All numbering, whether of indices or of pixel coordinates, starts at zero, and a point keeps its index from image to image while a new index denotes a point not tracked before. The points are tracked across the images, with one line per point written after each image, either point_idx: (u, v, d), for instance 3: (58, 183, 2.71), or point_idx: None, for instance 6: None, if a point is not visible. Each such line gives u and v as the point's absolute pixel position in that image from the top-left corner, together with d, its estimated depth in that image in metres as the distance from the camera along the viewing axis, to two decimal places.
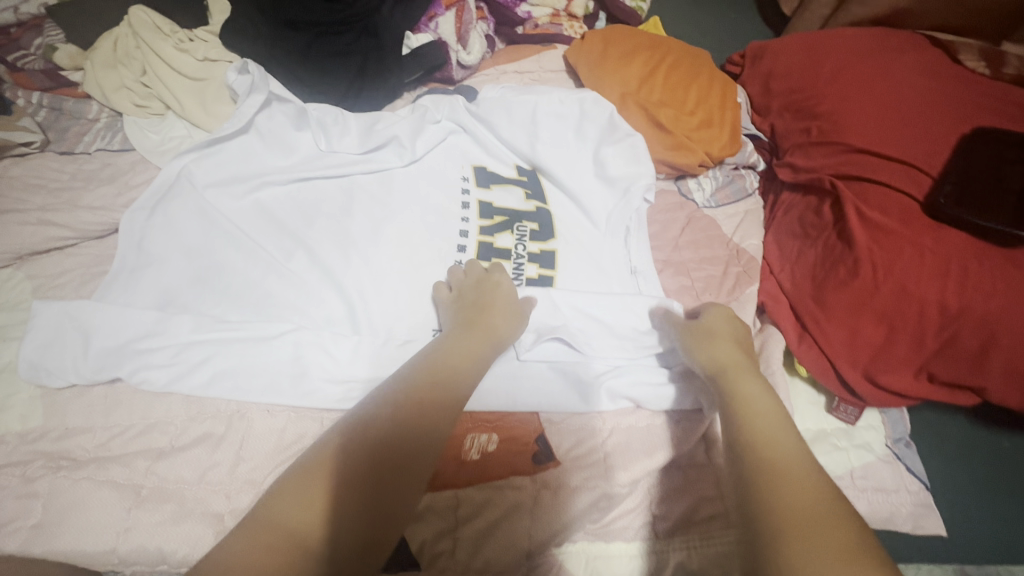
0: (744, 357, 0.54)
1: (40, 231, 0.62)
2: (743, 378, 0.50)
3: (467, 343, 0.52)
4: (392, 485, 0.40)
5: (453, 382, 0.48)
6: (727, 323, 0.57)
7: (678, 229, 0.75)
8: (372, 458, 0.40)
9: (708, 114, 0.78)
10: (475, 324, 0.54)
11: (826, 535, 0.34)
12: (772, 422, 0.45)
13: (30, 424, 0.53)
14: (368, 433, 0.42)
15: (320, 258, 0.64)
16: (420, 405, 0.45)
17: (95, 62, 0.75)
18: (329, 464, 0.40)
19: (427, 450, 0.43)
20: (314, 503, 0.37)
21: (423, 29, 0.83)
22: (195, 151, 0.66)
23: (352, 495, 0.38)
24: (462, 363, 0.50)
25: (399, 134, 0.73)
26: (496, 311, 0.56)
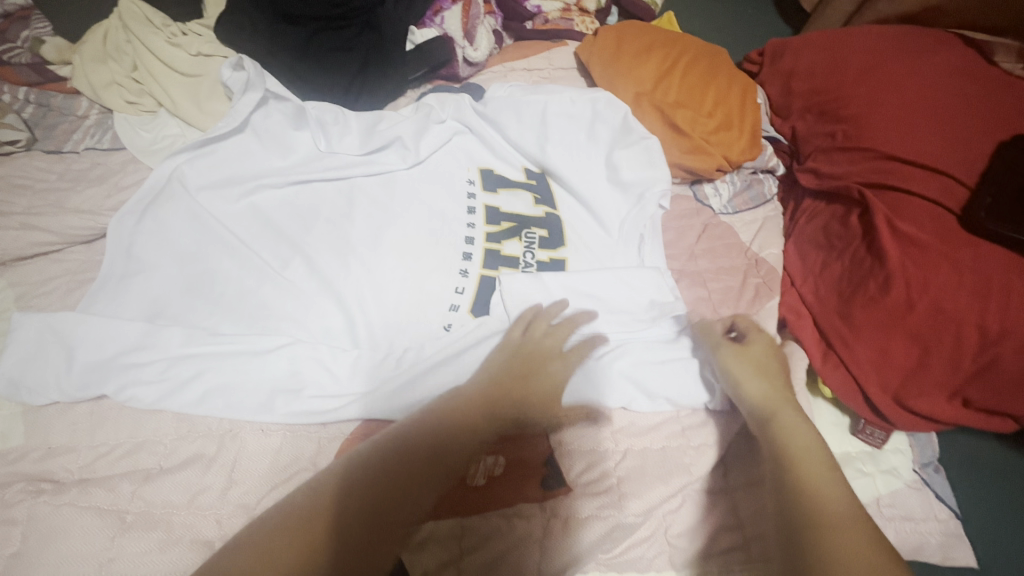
0: (786, 389, 0.53)
1: (24, 236, 0.59)
2: (787, 417, 0.49)
3: (476, 396, 0.49)
4: (377, 534, 0.39)
5: (441, 448, 0.44)
6: (773, 353, 0.56)
7: (694, 237, 0.71)
8: (370, 495, 0.40)
9: (726, 116, 0.74)
10: (500, 396, 0.50)
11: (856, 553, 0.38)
12: (817, 465, 0.45)
13: (10, 443, 0.50)
14: (365, 470, 0.42)
15: (317, 266, 0.61)
16: (418, 442, 0.44)
17: (84, 56, 0.72)
18: (326, 500, 0.40)
19: (433, 478, 0.43)
20: (289, 551, 0.37)
21: (428, 25, 0.79)
22: (189, 152, 0.63)
23: (340, 539, 0.38)
24: (465, 433, 0.46)
25: (402, 135, 0.70)
26: (551, 376, 0.53)
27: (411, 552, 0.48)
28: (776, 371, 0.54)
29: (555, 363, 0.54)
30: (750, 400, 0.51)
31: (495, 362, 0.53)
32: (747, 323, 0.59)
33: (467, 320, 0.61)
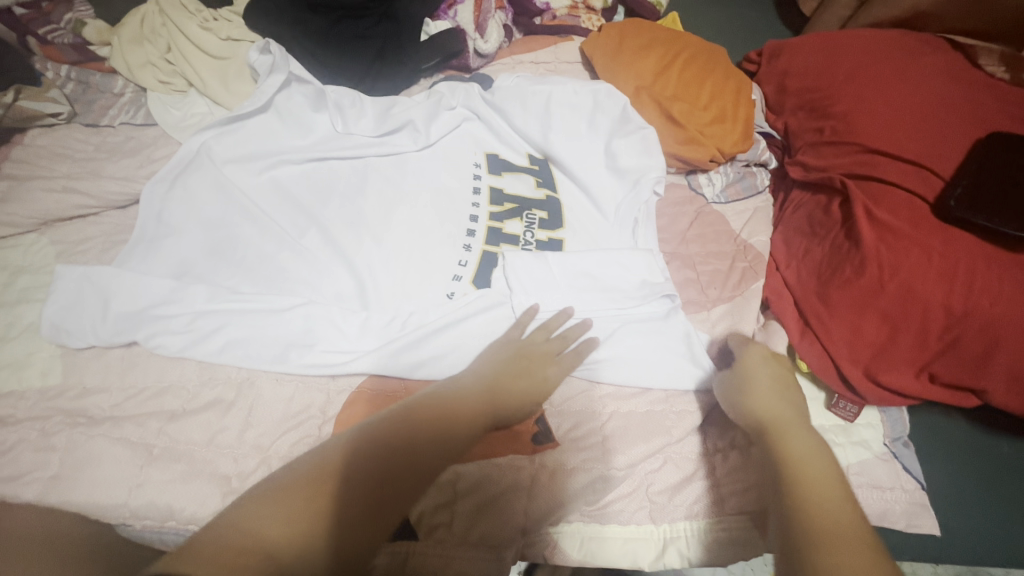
0: (793, 402, 0.53)
1: (65, 199, 0.64)
2: (792, 431, 0.50)
3: (468, 392, 0.51)
4: (375, 500, 0.41)
5: (449, 422, 0.48)
6: (767, 367, 0.57)
7: (686, 223, 0.76)
8: (370, 459, 0.43)
9: (721, 110, 0.78)
10: (490, 392, 0.52)
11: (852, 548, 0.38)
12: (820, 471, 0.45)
13: (50, 381, 0.55)
14: (377, 434, 0.45)
15: (333, 236, 0.66)
16: (424, 409, 0.48)
17: (122, 38, 0.77)
18: (333, 471, 0.42)
19: (440, 450, 0.46)
20: (298, 516, 0.38)
21: (443, 17, 0.84)
22: (215, 129, 0.69)
23: (350, 498, 0.40)
24: (458, 421, 0.48)
25: (414, 119, 0.75)
26: (534, 385, 0.54)
27: None
28: (775, 383, 0.55)
29: (550, 367, 0.56)
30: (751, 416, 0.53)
31: (490, 368, 0.54)
32: (742, 339, 0.61)
33: (468, 289, 0.65)
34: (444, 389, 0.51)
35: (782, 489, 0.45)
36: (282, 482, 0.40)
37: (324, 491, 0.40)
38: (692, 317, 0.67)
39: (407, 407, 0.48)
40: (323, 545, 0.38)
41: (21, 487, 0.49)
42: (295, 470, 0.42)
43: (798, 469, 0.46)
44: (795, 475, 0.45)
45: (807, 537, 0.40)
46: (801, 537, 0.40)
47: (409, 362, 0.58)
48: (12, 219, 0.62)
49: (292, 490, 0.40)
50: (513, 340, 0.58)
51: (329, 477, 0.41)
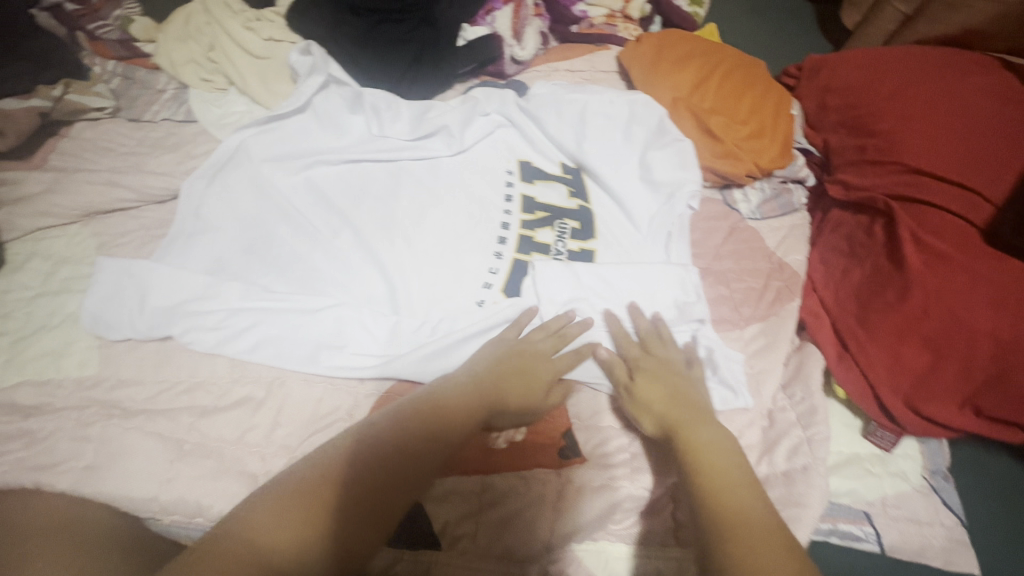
0: (683, 403, 0.53)
1: (107, 192, 0.65)
2: (688, 433, 0.50)
3: (465, 385, 0.50)
4: (367, 499, 0.40)
5: (444, 419, 0.47)
6: (645, 376, 0.56)
7: (720, 238, 0.74)
8: (369, 462, 0.42)
9: (760, 124, 0.76)
10: (482, 387, 0.51)
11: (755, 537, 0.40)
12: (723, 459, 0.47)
13: (86, 371, 0.55)
14: (373, 438, 0.44)
15: (366, 238, 0.66)
16: (419, 408, 0.47)
17: (168, 36, 0.79)
18: (329, 476, 0.40)
19: (435, 449, 0.45)
20: (284, 525, 0.37)
21: (480, 23, 0.83)
22: (255, 128, 0.70)
23: (350, 501, 0.40)
24: (451, 418, 0.47)
25: (449, 124, 0.76)
26: (533, 384, 0.54)
27: (435, 502, 0.53)
28: (666, 389, 0.55)
29: (546, 364, 0.56)
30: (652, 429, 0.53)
31: (486, 368, 0.53)
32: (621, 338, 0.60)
33: (499, 298, 0.65)
34: (442, 387, 0.50)
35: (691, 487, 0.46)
36: (278, 486, 0.40)
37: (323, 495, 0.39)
38: (724, 335, 0.65)
39: (401, 406, 0.47)
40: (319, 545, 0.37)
41: (55, 477, 0.49)
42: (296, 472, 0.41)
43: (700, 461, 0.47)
44: (700, 470, 0.46)
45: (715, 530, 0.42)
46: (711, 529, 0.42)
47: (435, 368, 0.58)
48: (56, 210, 0.63)
49: (290, 492, 0.39)
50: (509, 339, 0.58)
51: (325, 479, 0.40)
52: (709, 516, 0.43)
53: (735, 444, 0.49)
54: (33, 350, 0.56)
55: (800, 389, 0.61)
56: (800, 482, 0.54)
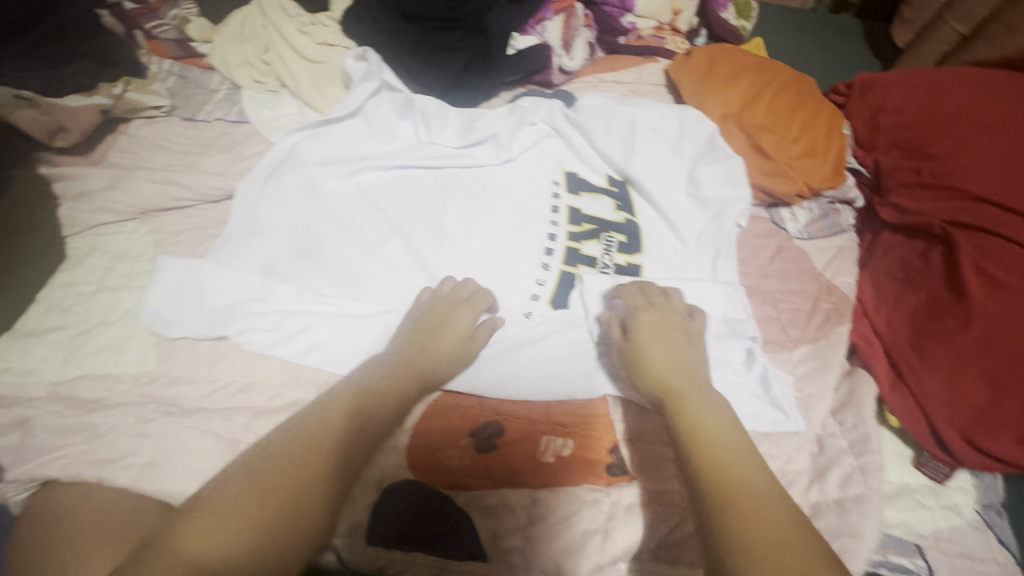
0: (679, 365, 0.54)
1: (166, 190, 0.66)
2: (679, 399, 0.51)
3: (387, 361, 0.54)
4: (296, 491, 0.41)
5: (370, 407, 0.49)
6: (649, 337, 0.57)
7: (767, 257, 0.74)
8: (301, 462, 0.42)
9: (812, 143, 0.75)
10: (404, 366, 0.54)
11: (765, 505, 0.40)
12: (719, 431, 0.47)
13: (144, 367, 0.56)
14: (297, 426, 0.45)
15: (415, 246, 0.67)
16: (337, 392, 0.49)
17: (224, 37, 0.80)
18: (256, 481, 0.40)
19: (360, 424, 0.47)
20: (209, 526, 0.37)
21: (530, 32, 0.83)
22: (307, 131, 0.71)
23: (268, 491, 0.40)
24: (372, 400, 0.50)
25: (497, 134, 0.76)
26: (446, 340, 0.57)
27: (484, 515, 0.53)
28: (667, 344, 0.56)
29: (459, 315, 0.59)
30: (652, 394, 0.53)
31: (406, 344, 0.56)
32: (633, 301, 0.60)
33: (546, 310, 0.65)
34: (363, 375, 0.52)
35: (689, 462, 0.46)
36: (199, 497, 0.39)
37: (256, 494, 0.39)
38: (772, 357, 0.65)
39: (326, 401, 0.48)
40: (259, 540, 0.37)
41: (114, 472, 0.50)
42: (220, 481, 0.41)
43: (699, 430, 0.47)
44: (699, 438, 0.46)
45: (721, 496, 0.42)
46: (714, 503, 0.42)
47: (488, 374, 0.60)
48: (116, 206, 0.65)
49: (217, 498, 0.39)
50: (424, 300, 0.61)
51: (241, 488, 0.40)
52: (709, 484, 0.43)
53: (729, 409, 0.50)
54: (93, 345, 0.57)
55: (852, 416, 0.60)
56: (854, 511, 0.54)
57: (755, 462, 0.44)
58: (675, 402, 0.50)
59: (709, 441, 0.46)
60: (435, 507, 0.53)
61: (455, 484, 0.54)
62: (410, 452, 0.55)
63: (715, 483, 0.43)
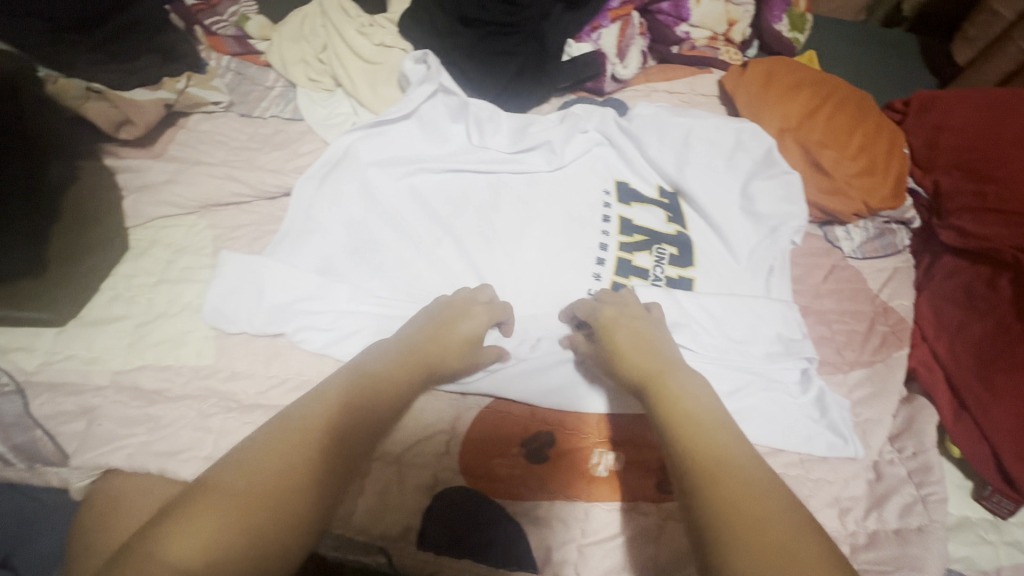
0: (650, 349, 0.52)
1: (226, 186, 0.67)
2: (656, 386, 0.48)
3: (390, 352, 0.51)
4: (281, 500, 0.38)
5: (367, 401, 0.47)
6: (620, 327, 0.54)
7: (821, 276, 0.72)
8: (290, 465, 0.40)
9: (872, 160, 0.74)
10: (408, 355, 0.51)
11: (747, 493, 0.38)
12: (700, 417, 0.44)
13: (203, 360, 0.57)
14: (282, 421, 0.43)
15: (467, 250, 0.67)
16: (331, 385, 0.47)
17: (283, 35, 0.81)
18: (241, 490, 0.38)
19: (354, 421, 0.45)
20: (191, 532, 0.35)
21: (585, 39, 0.83)
22: (362, 131, 0.71)
23: (262, 494, 0.38)
24: (368, 391, 0.47)
25: (551, 140, 0.75)
26: (456, 339, 0.54)
27: (536, 528, 0.52)
28: (635, 335, 0.53)
29: (470, 318, 0.56)
30: (631, 384, 0.50)
31: (409, 335, 0.53)
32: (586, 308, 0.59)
33: None
34: (355, 366, 0.49)
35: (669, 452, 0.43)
36: (177, 508, 0.37)
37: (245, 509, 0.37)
38: (826, 378, 0.63)
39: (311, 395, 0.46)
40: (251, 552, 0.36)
41: (178, 464, 0.50)
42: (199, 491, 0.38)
43: (677, 414, 0.45)
44: (677, 422, 0.44)
45: (701, 485, 0.39)
46: (693, 495, 0.39)
47: (537, 383, 0.58)
48: (178, 200, 0.66)
49: (198, 508, 0.36)
50: (441, 299, 0.58)
51: (224, 497, 0.37)
52: (689, 472, 0.40)
53: (711, 391, 0.47)
54: (155, 336, 0.58)
55: (912, 444, 0.59)
56: (914, 543, 0.53)
57: (737, 447, 0.42)
58: (653, 388, 0.48)
59: (687, 425, 0.43)
60: (482, 514, 0.52)
61: (505, 494, 0.53)
62: (462, 459, 0.55)
63: (700, 469, 0.40)
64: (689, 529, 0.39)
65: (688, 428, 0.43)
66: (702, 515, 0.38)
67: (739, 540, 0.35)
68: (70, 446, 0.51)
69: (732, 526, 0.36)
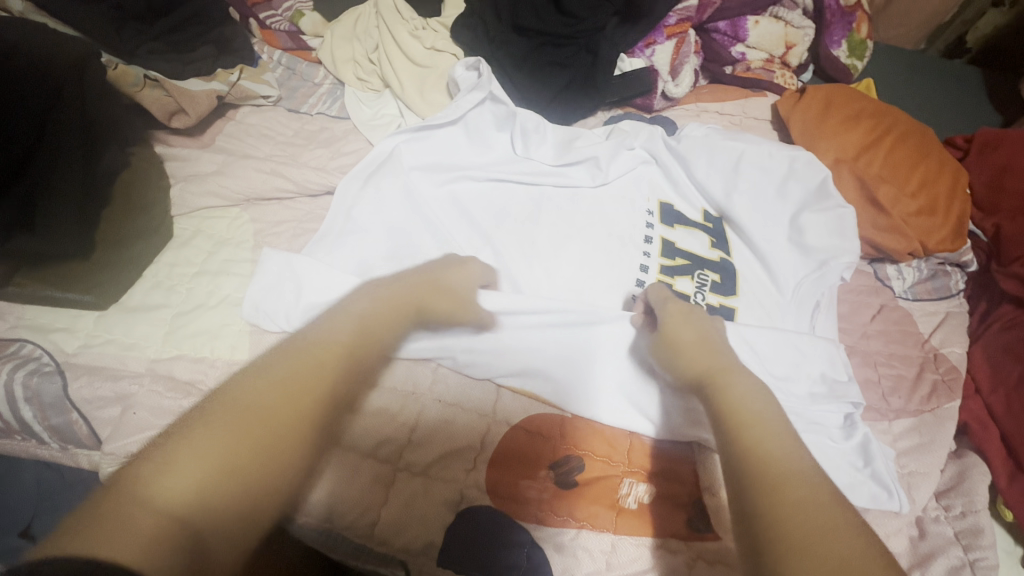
0: (713, 346, 0.50)
1: (270, 180, 0.67)
2: (717, 383, 0.47)
3: (382, 292, 0.47)
4: (274, 443, 0.35)
5: (360, 343, 0.43)
6: (685, 322, 0.52)
7: (869, 315, 0.69)
8: (287, 404, 0.36)
9: (931, 201, 0.72)
10: (404, 297, 0.47)
11: (805, 496, 0.37)
12: (759, 418, 0.43)
13: (237, 355, 0.57)
14: (266, 361, 0.39)
15: (507, 261, 0.66)
16: (317, 325, 0.42)
17: (335, 33, 0.82)
18: (234, 426, 0.34)
19: (346, 364, 0.41)
20: (176, 472, 0.32)
21: (638, 54, 0.82)
22: (406, 134, 0.70)
23: (251, 434, 0.34)
24: (363, 329, 0.43)
25: (597, 155, 0.73)
26: (448, 292, 0.51)
27: (562, 556, 0.51)
28: (702, 334, 0.51)
29: (462, 271, 0.54)
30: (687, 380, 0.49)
31: (404, 278, 0.50)
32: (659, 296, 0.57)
33: None
34: (346, 305, 0.45)
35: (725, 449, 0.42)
36: (155, 447, 0.33)
37: (235, 450, 0.33)
38: (870, 425, 0.61)
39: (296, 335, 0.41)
40: (246, 495, 0.33)
41: None
42: (180, 428, 0.35)
43: (735, 411, 0.44)
44: (734, 419, 0.43)
45: (756, 484, 0.38)
46: (746, 493, 0.38)
47: (584, 400, 0.57)
48: (223, 192, 0.66)
49: (184, 447, 0.33)
50: (437, 260, 0.54)
51: (212, 437, 0.33)
52: (746, 470, 0.40)
53: (770, 393, 0.46)
54: (190, 327, 0.58)
55: (961, 502, 0.56)
56: None
57: (797, 450, 0.41)
58: (713, 383, 0.47)
59: (746, 422, 0.43)
60: (505, 537, 0.51)
61: (532, 518, 0.52)
62: (489, 476, 0.54)
63: (759, 469, 0.39)
64: (739, 528, 0.38)
65: (756, 428, 0.42)
66: (756, 515, 0.37)
67: (793, 541, 0.35)
68: (104, 431, 0.53)
69: (789, 529, 0.35)
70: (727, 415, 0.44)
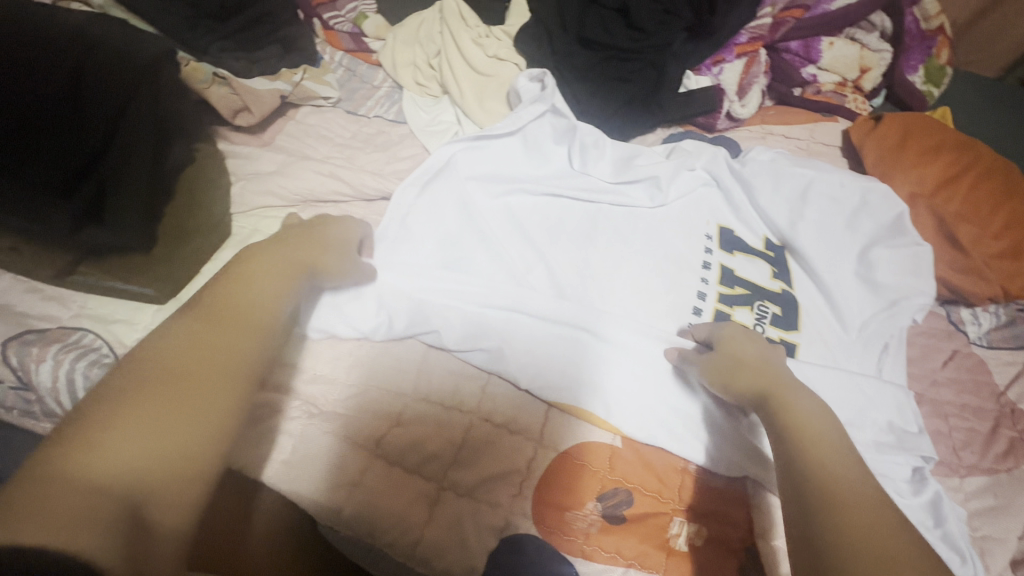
0: (773, 368, 0.51)
1: (328, 183, 0.67)
2: (783, 404, 0.48)
3: (262, 257, 0.49)
4: (195, 409, 0.39)
5: (249, 308, 0.46)
6: (747, 346, 0.53)
7: (940, 361, 0.65)
8: (201, 376, 0.40)
9: (1016, 243, 0.68)
10: (286, 260, 0.49)
11: (869, 520, 0.39)
12: (823, 441, 0.45)
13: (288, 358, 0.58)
14: (169, 341, 0.42)
15: (558, 277, 0.64)
16: (211, 301, 0.45)
17: (398, 37, 0.82)
18: (154, 403, 0.38)
19: (250, 333, 0.44)
20: (102, 449, 0.35)
21: (706, 71, 0.80)
22: (465, 143, 0.69)
23: (170, 406, 0.38)
24: (257, 296, 0.46)
25: (657, 175, 0.71)
26: (326, 246, 0.53)
27: None
28: (763, 356, 0.53)
29: (331, 228, 0.55)
30: (749, 400, 0.50)
31: (286, 240, 0.52)
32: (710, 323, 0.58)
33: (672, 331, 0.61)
34: (232, 275, 0.48)
35: (789, 469, 0.44)
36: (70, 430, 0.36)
37: (155, 421, 0.37)
38: (939, 480, 0.57)
39: (185, 313, 0.44)
40: (178, 463, 0.36)
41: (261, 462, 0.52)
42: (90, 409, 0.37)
43: (800, 430, 0.45)
44: (800, 439, 0.45)
45: (822, 505, 0.40)
46: (813, 513, 0.40)
47: (640, 430, 0.56)
48: (283, 192, 0.66)
49: (109, 429, 0.36)
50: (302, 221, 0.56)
51: (126, 420, 0.36)
52: (811, 491, 0.41)
53: (829, 412, 0.48)
54: None
55: None
56: None
57: (859, 473, 0.43)
58: (776, 403, 0.48)
59: (812, 443, 0.44)
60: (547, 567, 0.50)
61: (576, 551, 0.50)
62: (534, 505, 0.52)
63: (826, 494, 0.41)
64: (798, 546, 0.40)
65: (816, 451, 0.44)
66: (819, 535, 0.39)
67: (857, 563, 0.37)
68: None
69: (855, 553, 0.37)
70: (793, 435, 0.45)
